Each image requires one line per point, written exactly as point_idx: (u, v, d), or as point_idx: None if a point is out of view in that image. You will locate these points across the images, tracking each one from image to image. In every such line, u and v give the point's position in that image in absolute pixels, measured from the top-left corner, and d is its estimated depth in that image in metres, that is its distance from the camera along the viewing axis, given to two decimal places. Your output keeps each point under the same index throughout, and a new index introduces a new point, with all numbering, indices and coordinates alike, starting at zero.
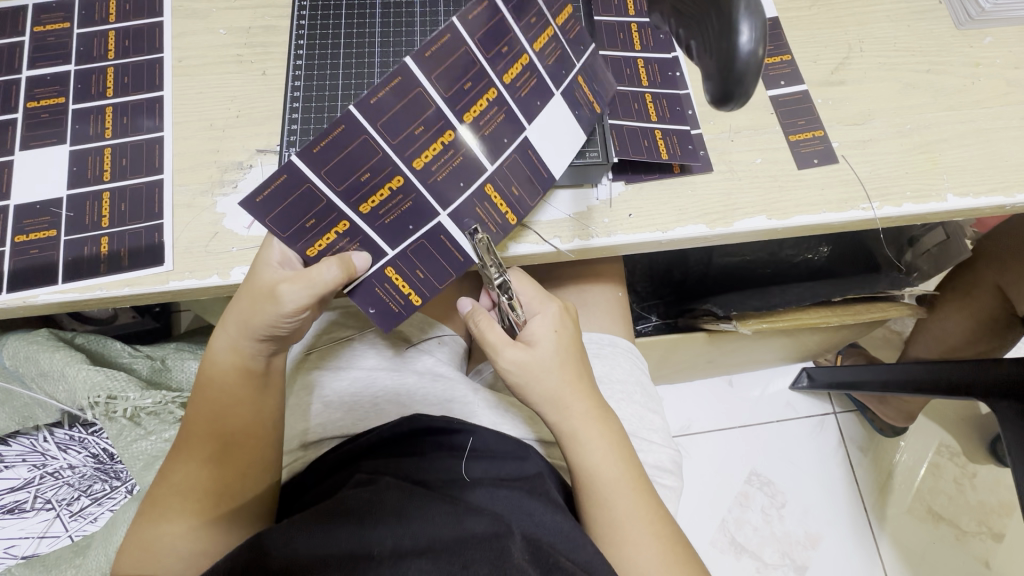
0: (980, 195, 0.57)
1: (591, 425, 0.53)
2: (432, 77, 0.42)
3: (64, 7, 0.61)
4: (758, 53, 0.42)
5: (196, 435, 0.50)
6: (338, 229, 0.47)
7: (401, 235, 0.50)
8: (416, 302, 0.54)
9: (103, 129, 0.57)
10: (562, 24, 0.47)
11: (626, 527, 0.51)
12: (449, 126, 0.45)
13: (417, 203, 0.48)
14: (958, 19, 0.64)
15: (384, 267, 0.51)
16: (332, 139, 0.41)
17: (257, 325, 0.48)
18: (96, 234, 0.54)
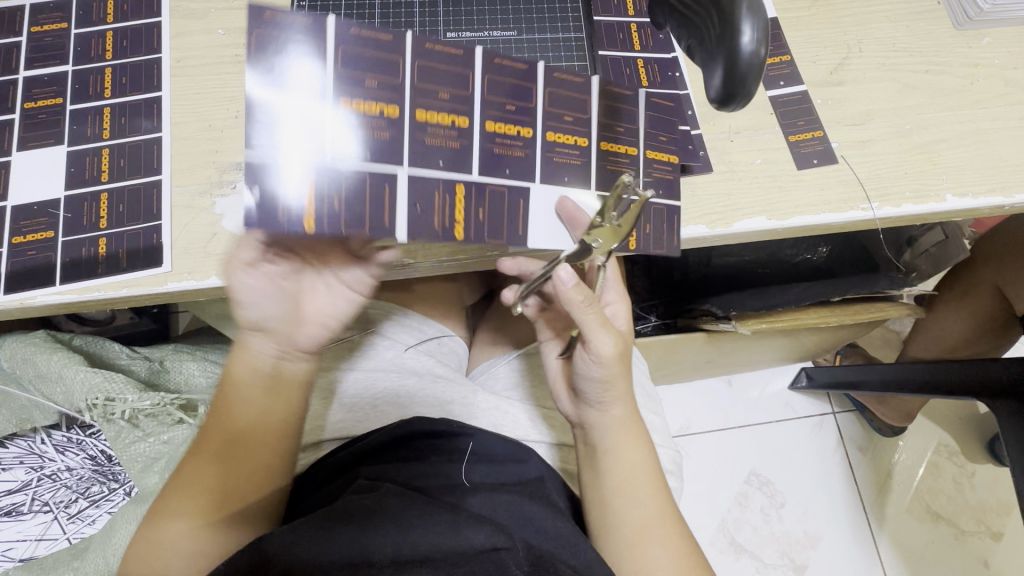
0: (978, 195, 0.57)
1: (629, 430, 0.55)
2: (488, 76, 0.51)
3: (61, 8, 0.61)
4: (761, 53, 0.42)
5: (218, 429, 0.51)
6: (295, 97, 0.45)
7: (353, 154, 0.48)
8: (308, 228, 0.47)
9: (101, 129, 0.57)
10: (648, 157, 0.56)
11: (650, 530, 0.52)
12: (465, 115, 0.51)
13: (390, 142, 0.49)
14: (956, 19, 0.64)
15: (306, 173, 0.47)
16: (377, 37, 0.48)
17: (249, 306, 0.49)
18: (95, 235, 0.54)
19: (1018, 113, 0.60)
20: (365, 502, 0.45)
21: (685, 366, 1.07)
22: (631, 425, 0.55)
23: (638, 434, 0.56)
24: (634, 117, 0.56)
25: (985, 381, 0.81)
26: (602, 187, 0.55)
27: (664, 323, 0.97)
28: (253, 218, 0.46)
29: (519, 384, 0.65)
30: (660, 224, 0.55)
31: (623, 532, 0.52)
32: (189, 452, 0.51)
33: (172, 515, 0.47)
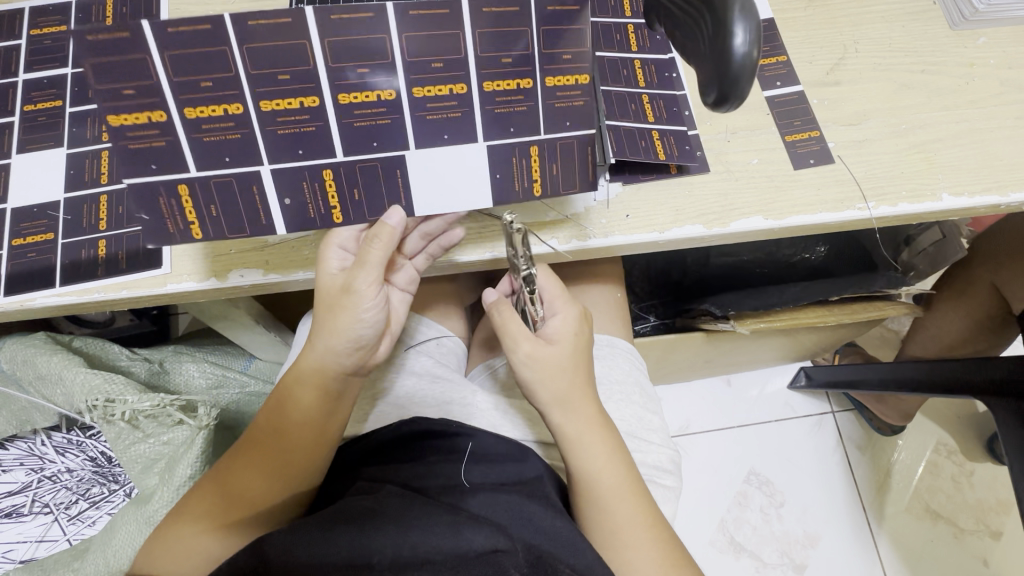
0: (974, 195, 0.57)
1: (587, 435, 0.53)
2: (477, 30, 0.46)
3: (60, 11, 0.61)
4: (753, 55, 0.42)
5: (269, 431, 0.53)
6: (229, 108, 0.46)
7: (211, 164, 0.48)
8: (195, 234, 0.50)
9: (99, 131, 0.57)
10: (548, 86, 0.49)
11: (627, 532, 0.52)
12: (323, 91, 0.47)
13: (246, 139, 0.48)
14: (952, 20, 0.64)
15: (176, 182, 0.48)
16: (195, 29, 0.43)
17: (336, 330, 0.50)
18: (93, 237, 0.54)
19: (1014, 113, 0.60)
20: (367, 503, 0.45)
21: (685, 366, 1.07)
22: (587, 431, 0.53)
23: (598, 439, 0.53)
24: (526, 39, 0.47)
25: (984, 381, 0.81)
26: (493, 138, 0.50)
27: (663, 323, 0.98)
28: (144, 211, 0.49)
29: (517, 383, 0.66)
30: (570, 166, 0.52)
31: (619, 532, 0.52)
32: (238, 450, 0.54)
33: (202, 518, 0.51)
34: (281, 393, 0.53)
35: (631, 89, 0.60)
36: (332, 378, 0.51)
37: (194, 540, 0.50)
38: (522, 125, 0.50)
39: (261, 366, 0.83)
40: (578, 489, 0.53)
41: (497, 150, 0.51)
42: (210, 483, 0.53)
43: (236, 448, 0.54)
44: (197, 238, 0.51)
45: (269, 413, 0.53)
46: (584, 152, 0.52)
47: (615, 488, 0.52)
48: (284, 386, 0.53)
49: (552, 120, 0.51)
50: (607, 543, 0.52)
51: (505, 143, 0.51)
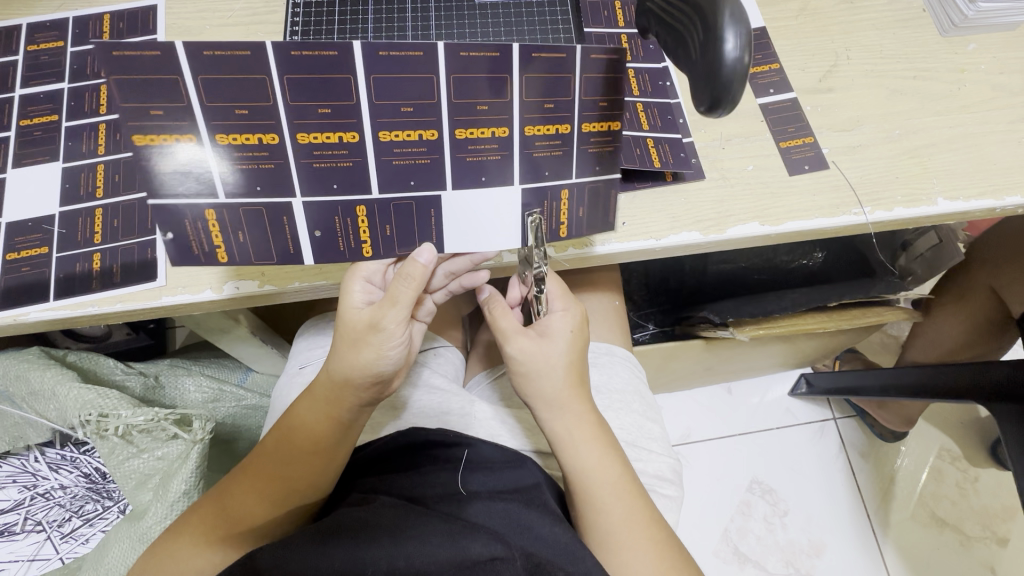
0: (970, 198, 0.57)
1: (581, 432, 0.52)
2: (525, 75, 0.45)
3: (58, 26, 0.62)
4: (745, 61, 0.42)
5: (274, 450, 0.52)
6: (264, 138, 0.46)
7: (243, 192, 0.48)
8: (220, 259, 0.50)
9: (96, 146, 0.57)
10: (586, 132, 0.49)
11: (621, 535, 0.51)
12: (367, 131, 0.46)
13: (279, 171, 0.47)
14: (941, 27, 0.65)
15: (204, 209, 0.48)
16: (233, 54, 0.42)
17: (355, 365, 0.48)
18: (88, 250, 0.53)
19: (1005, 118, 0.61)
20: (365, 513, 0.45)
21: (685, 374, 1.06)
22: (580, 431, 0.52)
23: (593, 436, 0.52)
24: (570, 87, 0.47)
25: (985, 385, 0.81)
26: (528, 181, 0.50)
27: (661, 331, 0.98)
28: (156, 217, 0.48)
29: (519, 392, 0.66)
30: (598, 207, 0.53)
31: (619, 540, 0.51)
32: (243, 467, 0.53)
33: (201, 534, 0.50)
34: (290, 417, 0.52)
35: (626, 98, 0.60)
36: (343, 409, 0.50)
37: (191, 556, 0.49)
38: (558, 168, 0.50)
39: (258, 379, 0.83)
40: (574, 496, 0.52)
41: (531, 192, 0.51)
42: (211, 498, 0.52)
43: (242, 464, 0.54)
44: (222, 261, 0.51)
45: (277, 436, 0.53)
46: (606, 198, 0.53)
47: (606, 493, 0.51)
48: (293, 411, 0.52)
49: (585, 164, 0.51)
50: (604, 550, 0.51)
51: (540, 187, 0.51)
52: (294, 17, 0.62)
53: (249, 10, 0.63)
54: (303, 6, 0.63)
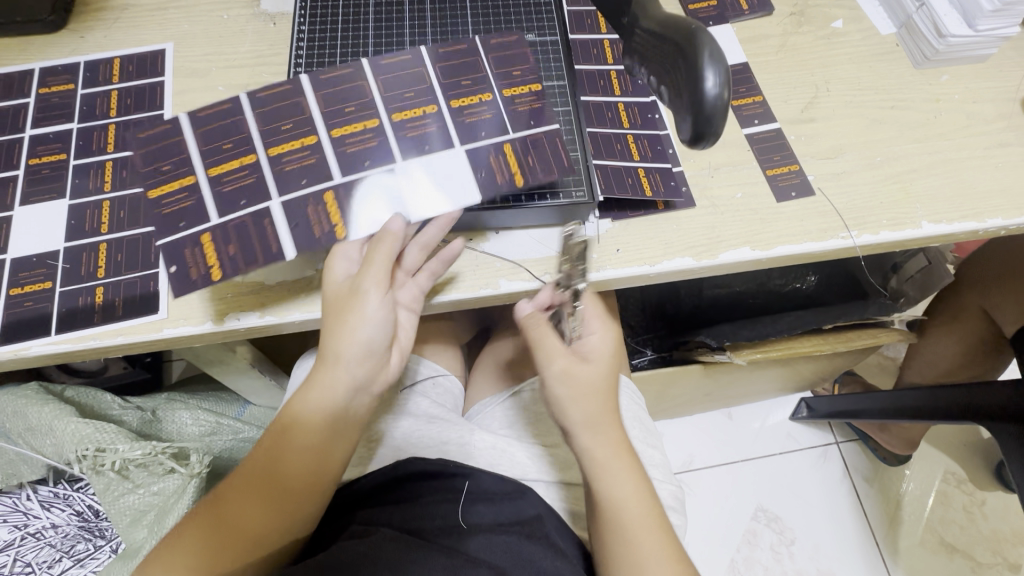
0: (953, 221, 0.59)
1: (615, 461, 0.52)
2: (436, 65, 0.56)
3: (69, 71, 0.64)
4: (724, 96, 0.44)
5: (268, 452, 0.51)
6: (244, 161, 0.52)
7: (230, 207, 0.51)
8: (215, 277, 0.50)
9: (102, 183, 0.59)
10: (505, 97, 0.56)
11: (649, 569, 0.49)
12: (317, 134, 0.53)
13: (258, 182, 0.52)
14: (915, 60, 0.68)
15: (201, 233, 0.50)
16: (217, 110, 0.53)
17: (340, 335, 0.48)
18: (91, 284, 0.54)
19: (981, 144, 0.63)
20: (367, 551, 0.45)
21: (685, 400, 1.06)
22: (610, 457, 0.52)
23: (628, 466, 0.53)
24: (477, 65, 0.57)
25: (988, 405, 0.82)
26: (466, 142, 0.54)
27: (659, 356, 0.99)
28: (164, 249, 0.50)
29: (517, 420, 0.65)
30: (546, 155, 0.54)
31: (646, 574, 0.49)
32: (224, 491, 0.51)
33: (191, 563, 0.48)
34: (286, 416, 0.51)
35: (617, 131, 0.62)
36: (336, 402, 0.49)
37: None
38: (489, 128, 0.55)
39: (256, 412, 0.83)
40: (601, 523, 0.52)
41: (472, 152, 0.54)
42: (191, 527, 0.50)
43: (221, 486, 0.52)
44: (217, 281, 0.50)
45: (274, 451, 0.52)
46: (552, 147, 0.55)
47: (633, 522, 0.51)
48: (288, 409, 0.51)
49: (517, 122, 0.55)
50: None
51: (478, 145, 0.54)
52: (299, 47, 0.64)
53: (255, 55, 0.66)
54: (306, 46, 0.64)
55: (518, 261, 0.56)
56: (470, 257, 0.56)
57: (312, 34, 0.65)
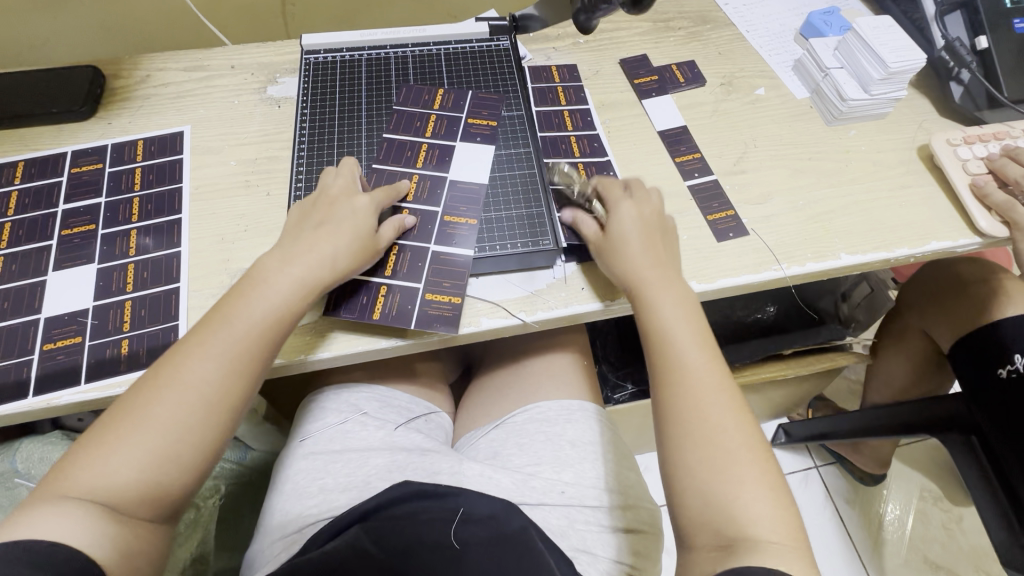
0: (867, 252, 0.69)
1: (678, 311, 0.59)
2: (448, 128, 0.74)
3: (98, 152, 0.73)
4: None
5: (226, 320, 0.54)
6: (393, 250, 0.65)
7: (398, 273, 0.63)
8: (374, 314, 0.61)
9: (128, 248, 0.66)
10: (500, 125, 0.75)
11: (706, 408, 0.54)
12: (382, 281, 0.63)
13: (402, 251, 0.65)
14: (827, 118, 0.81)
15: (378, 286, 0.62)
16: None
17: (322, 239, 0.59)
18: (117, 337, 0.61)
19: (886, 186, 0.75)
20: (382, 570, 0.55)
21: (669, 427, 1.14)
22: (677, 312, 0.59)
23: (688, 311, 0.60)
24: (471, 115, 0.75)
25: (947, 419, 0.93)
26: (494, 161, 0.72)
27: (640, 389, 1.07)
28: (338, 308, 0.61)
29: (500, 451, 0.70)
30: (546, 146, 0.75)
31: (709, 415, 0.54)
32: (143, 398, 0.50)
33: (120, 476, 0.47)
34: (245, 290, 0.56)
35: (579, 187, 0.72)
36: (299, 275, 0.57)
37: (137, 510, 0.48)
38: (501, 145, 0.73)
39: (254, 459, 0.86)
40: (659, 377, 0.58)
41: (501, 165, 0.71)
42: (103, 453, 0.48)
43: (137, 396, 0.50)
44: (373, 318, 0.61)
45: (203, 357, 0.52)
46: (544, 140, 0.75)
47: (692, 372, 0.56)
48: (248, 285, 0.56)
49: (514, 133, 0.74)
50: (689, 432, 0.54)
51: (499, 158, 0.72)
52: (300, 128, 0.75)
53: (263, 134, 0.76)
54: (307, 126, 0.75)
55: (496, 301, 0.64)
56: None
57: (312, 115, 0.76)
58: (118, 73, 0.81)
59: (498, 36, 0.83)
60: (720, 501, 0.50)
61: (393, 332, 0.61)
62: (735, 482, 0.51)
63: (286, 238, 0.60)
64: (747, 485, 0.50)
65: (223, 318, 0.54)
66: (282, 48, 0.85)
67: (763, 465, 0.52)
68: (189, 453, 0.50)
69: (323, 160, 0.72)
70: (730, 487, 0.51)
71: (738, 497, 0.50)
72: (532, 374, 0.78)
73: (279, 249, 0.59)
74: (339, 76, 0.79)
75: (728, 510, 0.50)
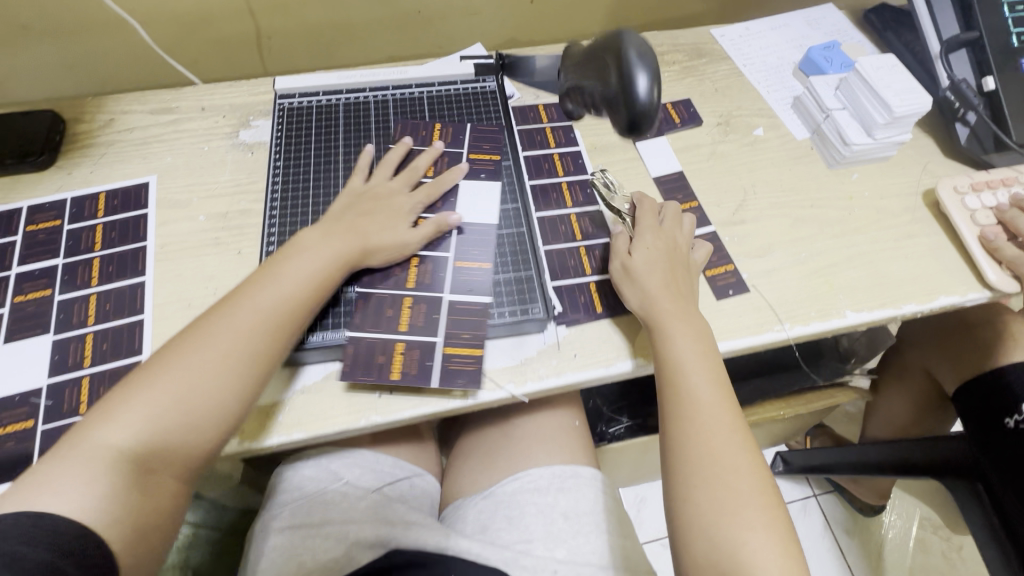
0: (873, 309, 0.66)
1: (698, 349, 0.58)
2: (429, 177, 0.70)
3: (56, 207, 0.69)
4: (654, 91, 0.55)
5: (271, 278, 0.57)
6: (406, 303, 0.61)
7: (416, 327, 0.60)
8: (393, 375, 0.58)
9: (85, 316, 0.62)
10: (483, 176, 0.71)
11: (722, 457, 0.53)
12: (398, 338, 0.59)
13: (418, 302, 0.61)
14: (828, 161, 0.77)
15: (396, 342, 0.59)
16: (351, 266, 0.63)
17: (370, 223, 0.62)
18: (73, 419, 0.56)
19: (891, 236, 0.71)
20: None
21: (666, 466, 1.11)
22: (700, 355, 0.58)
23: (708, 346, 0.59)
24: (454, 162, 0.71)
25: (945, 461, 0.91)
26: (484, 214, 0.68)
27: (635, 424, 1.04)
28: (347, 369, 0.58)
29: (488, 524, 0.66)
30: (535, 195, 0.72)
31: (726, 464, 0.53)
32: (183, 344, 0.52)
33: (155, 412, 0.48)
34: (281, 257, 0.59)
35: (570, 244, 0.69)
36: (344, 245, 0.60)
37: (160, 465, 0.47)
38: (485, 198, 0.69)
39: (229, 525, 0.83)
40: (672, 417, 0.56)
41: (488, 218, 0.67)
42: (142, 389, 0.49)
43: (184, 339, 0.52)
44: (392, 378, 0.58)
45: (248, 308, 0.54)
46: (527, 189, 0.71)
47: (707, 416, 0.55)
48: (284, 255, 0.59)
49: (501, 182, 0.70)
50: (709, 481, 0.52)
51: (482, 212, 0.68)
52: (274, 179, 0.71)
53: (235, 184, 0.71)
54: (281, 177, 0.71)
55: (483, 371, 0.60)
56: None
57: (287, 164, 0.71)
58: (80, 116, 0.76)
59: (485, 76, 0.80)
60: (726, 545, 0.49)
61: (373, 408, 0.57)
62: (741, 527, 0.50)
63: (331, 215, 0.63)
64: (757, 532, 0.49)
65: (266, 278, 0.57)
66: (256, 87, 0.80)
67: (786, 555, 0.49)
68: (224, 402, 0.50)
69: (297, 218, 0.68)
70: (747, 546, 0.49)
71: (746, 541, 0.49)
72: (522, 436, 0.74)
73: (320, 224, 0.62)
74: (316, 121, 0.74)
75: (735, 554, 0.49)
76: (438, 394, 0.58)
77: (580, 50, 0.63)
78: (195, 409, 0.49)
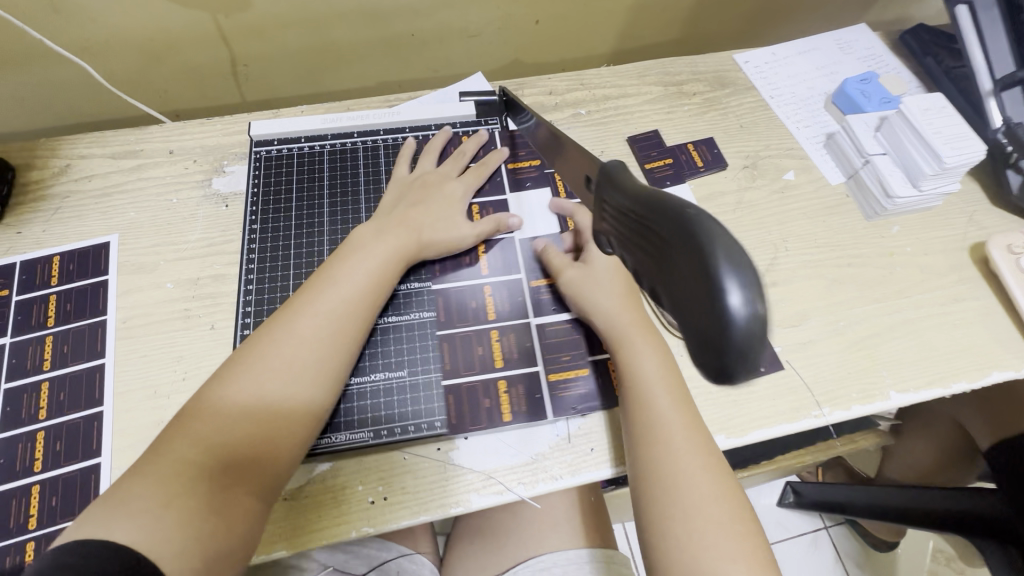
0: (920, 388, 0.59)
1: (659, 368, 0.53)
2: None
3: (5, 274, 0.61)
4: (762, 313, 0.27)
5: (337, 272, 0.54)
6: (494, 336, 0.59)
7: (508, 364, 0.58)
8: (506, 417, 0.55)
9: (36, 410, 0.54)
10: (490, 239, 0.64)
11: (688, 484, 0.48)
12: (497, 375, 0.57)
13: (505, 338, 0.59)
14: (867, 212, 0.70)
15: (497, 380, 0.57)
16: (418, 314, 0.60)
17: (422, 212, 0.61)
18: (21, 539, 0.49)
19: (938, 300, 0.65)
20: None
21: None
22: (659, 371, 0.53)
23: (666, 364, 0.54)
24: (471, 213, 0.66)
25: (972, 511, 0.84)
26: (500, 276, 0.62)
27: None
28: (454, 422, 0.55)
29: None
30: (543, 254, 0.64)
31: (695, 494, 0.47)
32: (252, 350, 0.49)
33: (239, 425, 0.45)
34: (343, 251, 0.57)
35: None
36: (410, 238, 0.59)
37: (243, 472, 0.44)
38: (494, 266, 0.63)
39: None
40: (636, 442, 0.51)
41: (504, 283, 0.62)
42: (224, 397, 0.46)
43: (252, 345, 0.49)
44: (506, 421, 0.55)
45: (313, 310, 0.51)
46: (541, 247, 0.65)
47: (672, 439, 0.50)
48: (345, 251, 0.57)
49: (511, 245, 0.64)
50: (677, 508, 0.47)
51: (487, 279, 0.62)
52: (251, 239, 0.63)
53: (206, 243, 0.63)
54: (258, 237, 0.63)
55: (488, 470, 0.53)
56: (437, 471, 0.53)
57: (265, 221, 0.64)
58: (32, 162, 0.68)
59: (487, 118, 0.73)
60: None
61: (364, 518, 0.51)
62: (713, 555, 0.45)
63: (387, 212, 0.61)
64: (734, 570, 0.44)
65: (327, 277, 0.54)
66: (231, 125, 0.72)
67: None
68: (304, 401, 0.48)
69: (277, 287, 0.61)
70: None
71: None
72: (529, 518, 0.67)
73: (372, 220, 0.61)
74: (297, 170, 0.67)
75: None
76: (438, 500, 0.52)
77: (637, 185, 0.35)
78: (278, 408, 0.47)
